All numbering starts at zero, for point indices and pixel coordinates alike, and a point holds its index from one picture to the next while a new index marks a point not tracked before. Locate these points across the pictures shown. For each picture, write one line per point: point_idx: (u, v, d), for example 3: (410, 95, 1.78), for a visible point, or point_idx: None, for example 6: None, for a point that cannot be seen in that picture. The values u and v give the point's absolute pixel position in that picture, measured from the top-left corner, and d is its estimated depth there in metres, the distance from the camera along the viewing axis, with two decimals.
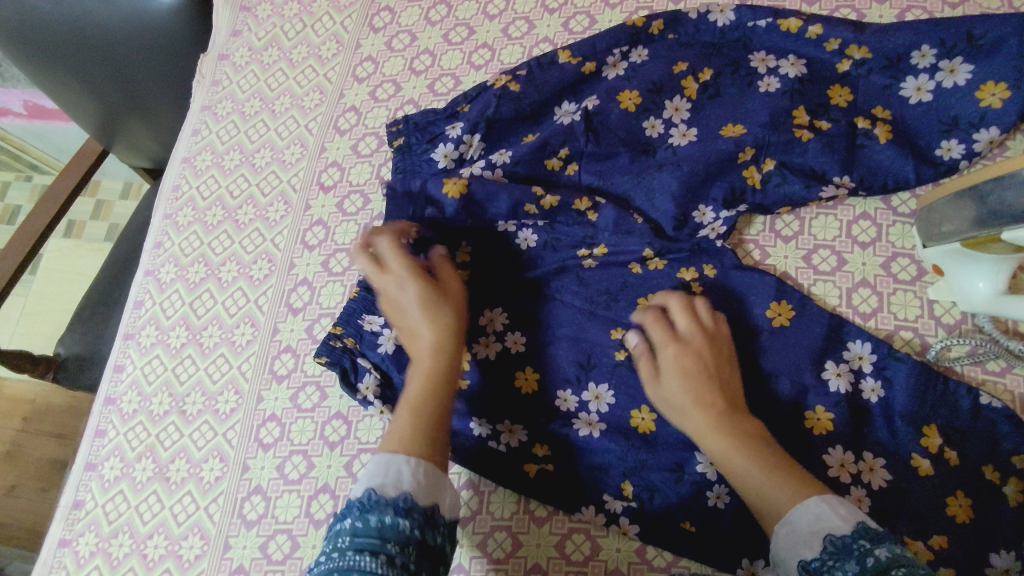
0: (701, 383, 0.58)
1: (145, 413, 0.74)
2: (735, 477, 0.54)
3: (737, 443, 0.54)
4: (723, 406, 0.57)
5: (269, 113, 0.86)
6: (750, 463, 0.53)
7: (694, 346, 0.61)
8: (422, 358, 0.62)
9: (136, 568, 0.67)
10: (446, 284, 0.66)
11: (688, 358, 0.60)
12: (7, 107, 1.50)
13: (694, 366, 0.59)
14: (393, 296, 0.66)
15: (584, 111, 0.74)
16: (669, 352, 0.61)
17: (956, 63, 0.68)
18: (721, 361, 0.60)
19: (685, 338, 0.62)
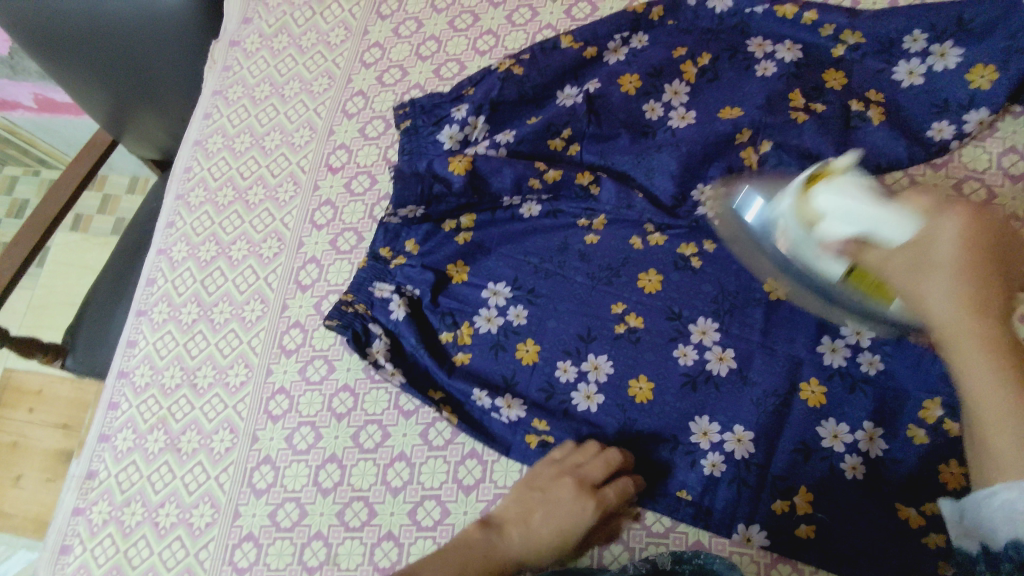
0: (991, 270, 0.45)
1: (157, 386, 0.75)
2: (970, 401, 0.45)
3: (983, 347, 0.44)
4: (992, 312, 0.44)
5: (279, 98, 0.88)
6: (987, 382, 0.43)
7: (982, 225, 0.45)
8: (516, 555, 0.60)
9: (148, 535, 0.69)
10: (559, 484, 0.62)
11: (948, 287, 0.45)
12: (15, 100, 1.50)
13: (963, 254, 0.45)
14: (550, 484, 0.62)
15: (586, 94, 0.77)
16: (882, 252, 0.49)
17: (947, 47, 0.70)
18: (995, 239, 0.45)
19: (925, 238, 0.46)
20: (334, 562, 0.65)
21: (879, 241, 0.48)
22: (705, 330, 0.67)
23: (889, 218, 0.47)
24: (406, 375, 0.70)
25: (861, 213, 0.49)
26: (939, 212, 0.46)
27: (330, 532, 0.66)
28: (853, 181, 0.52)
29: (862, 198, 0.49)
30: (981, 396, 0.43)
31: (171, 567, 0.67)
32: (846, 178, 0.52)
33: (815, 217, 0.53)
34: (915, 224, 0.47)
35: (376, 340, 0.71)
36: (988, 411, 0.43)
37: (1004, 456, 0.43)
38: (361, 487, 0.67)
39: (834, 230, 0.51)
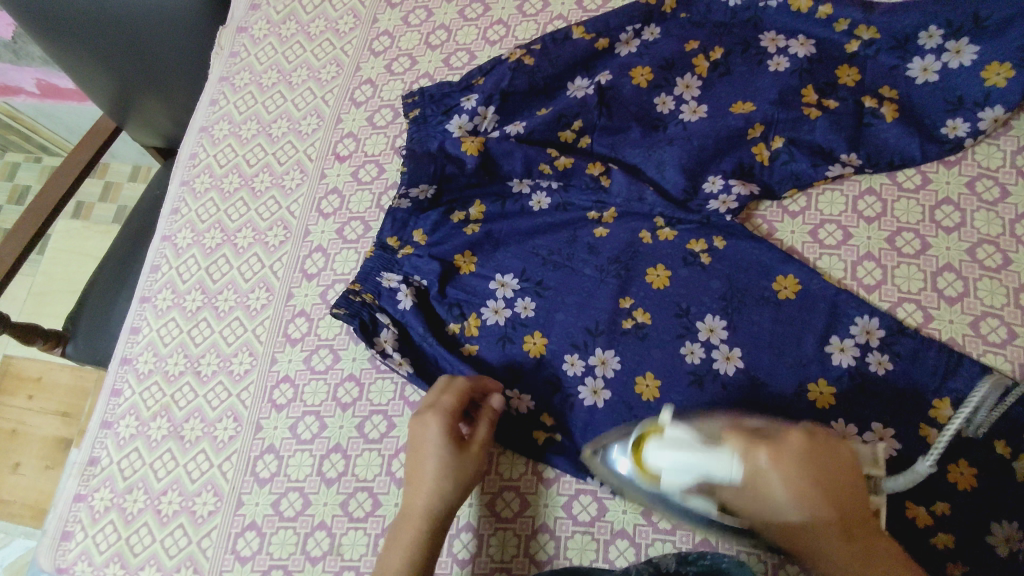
0: (814, 489, 0.48)
1: (160, 373, 0.75)
2: (826, 569, 0.50)
3: (857, 560, 0.49)
4: (837, 512, 0.49)
5: (286, 85, 0.87)
6: (841, 565, 0.49)
7: (797, 481, 0.48)
8: (413, 514, 0.57)
9: (150, 522, 0.69)
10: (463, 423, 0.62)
11: (778, 481, 0.48)
12: (18, 86, 1.47)
13: (798, 487, 0.48)
14: (415, 430, 0.59)
15: (597, 86, 0.76)
16: (771, 467, 0.49)
17: (962, 44, 0.70)
18: (819, 476, 0.49)
19: (757, 480, 0.49)
20: (337, 552, 0.64)
21: (718, 481, 0.50)
22: (713, 328, 0.66)
23: (719, 458, 0.50)
24: (413, 365, 0.69)
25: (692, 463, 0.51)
26: (750, 454, 0.49)
27: (334, 522, 0.65)
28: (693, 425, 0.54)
29: (693, 451, 0.51)
30: (837, 564, 0.49)
31: (173, 555, 0.67)
32: (672, 431, 0.53)
33: (657, 475, 0.54)
34: (741, 468, 0.49)
35: (384, 330, 0.70)
36: (853, 566, 0.49)
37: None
38: (366, 478, 0.66)
39: (673, 481, 0.53)
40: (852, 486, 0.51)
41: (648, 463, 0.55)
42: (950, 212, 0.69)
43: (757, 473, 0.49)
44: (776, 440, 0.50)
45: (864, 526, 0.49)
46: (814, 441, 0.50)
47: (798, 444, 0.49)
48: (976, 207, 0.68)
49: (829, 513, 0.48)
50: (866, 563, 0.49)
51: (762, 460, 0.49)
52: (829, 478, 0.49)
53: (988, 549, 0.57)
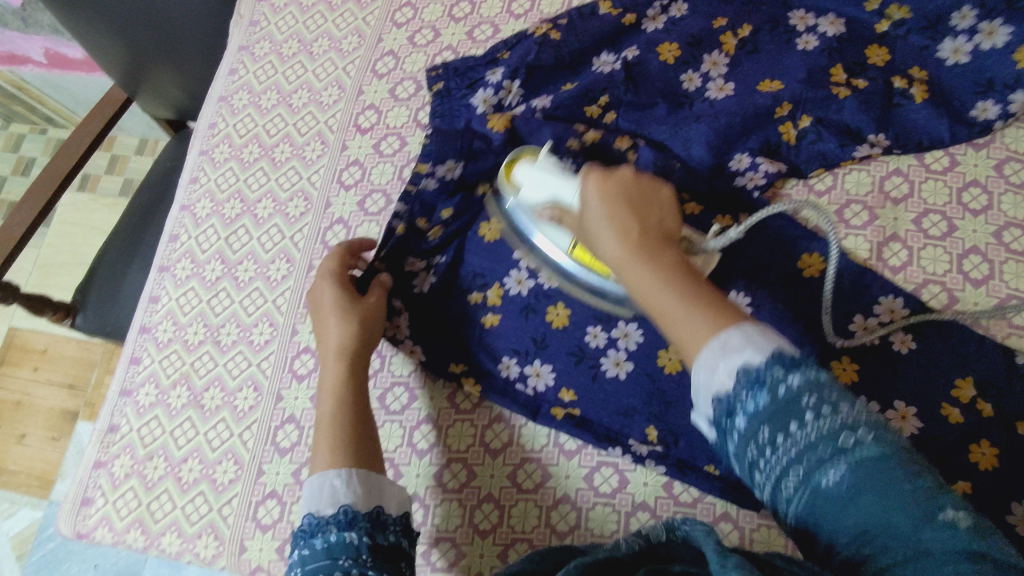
0: (619, 202, 0.54)
1: (180, 342, 0.75)
2: (687, 350, 0.46)
3: (644, 258, 0.50)
4: (650, 231, 0.52)
5: (307, 55, 0.86)
6: (675, 304, 0.47)
7: (621, 217, 0.53)
8: (330, 353, 0.62)
9: (171, 490, 0.69)
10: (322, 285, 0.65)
11: (606, 236, 0.53)
12: (25, 56, 1.43)
13: (606, 201, 0.54)
14: (315, 297, 0.66)
15: (623, 62, 0.75)
16: (588, 181, 0.57)
17: (995, 25, 0.69)
18: (627, 193, 0.55)
19: (584, 202, 0.57)
20: None
21: (563, 203, 0.62)
22: (737, 304, 0.66)
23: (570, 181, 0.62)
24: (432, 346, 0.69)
25: (548, 181, 0.63)
26: (583, 178, 0.58)
27: None
28: (549, 160, 0.65)
29: (552, 172, 0.63)
30: (696, 342, 0.45)
31: (194, 522, 0.67)
32: (545, 158, 0.66)
33: (518, 188, 0.67)
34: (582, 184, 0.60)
35: (378, 268, 0.70)
36: (676, 319, 0.46)
37: (685, 325, 0.46)
38: (387, 449, 0.67)
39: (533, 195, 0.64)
40: (671, 232, 0.55)
41: (515, 176, 0.67)
42: (977, 194, 0.68)
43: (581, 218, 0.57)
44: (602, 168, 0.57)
45: (674, 256, 0.50)
46: (637, 171, 0.57)
47: (626, 171, 0.57)
48: (1003, 190, 0.68)
49: (631, 219, 0.53)
50: (686, 302, 0.46)
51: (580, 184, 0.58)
52: (654, 210, 0.55)
53: (1008, 529, 0.57)
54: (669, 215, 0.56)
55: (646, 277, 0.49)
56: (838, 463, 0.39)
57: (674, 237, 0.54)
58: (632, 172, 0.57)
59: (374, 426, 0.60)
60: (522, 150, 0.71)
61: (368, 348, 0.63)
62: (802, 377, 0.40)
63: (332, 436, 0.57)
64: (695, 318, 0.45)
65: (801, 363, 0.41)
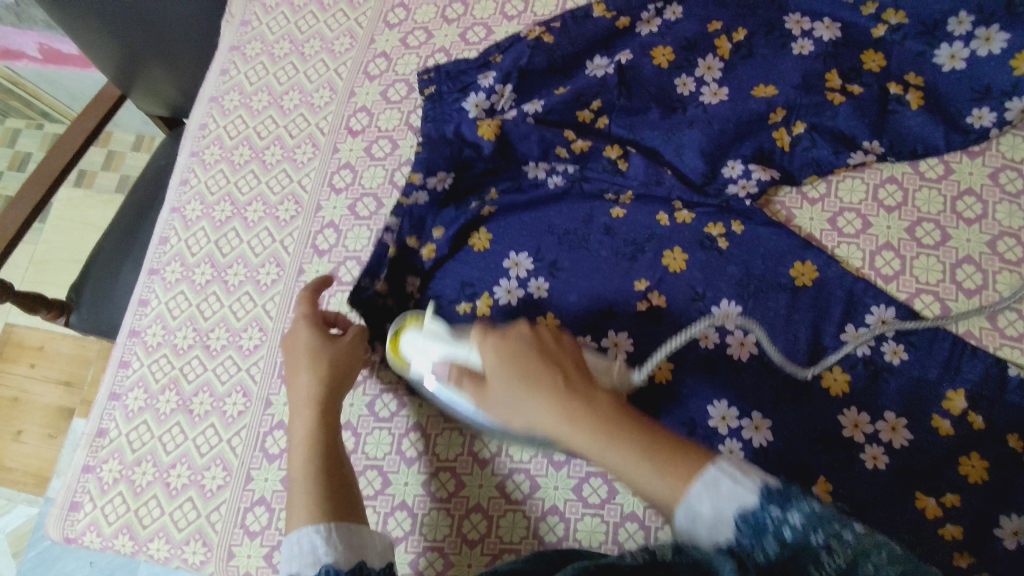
0: (532, 360, 0.52)
1: (169, 346, 0.74)
2: (656, 504, 0.44)
3: (604, 443, 0.46)
4: (569, 390, 0.49)
5: (299, 56, 0.85)
6: (628, 463, 0.44)
7: (542, 387, 0.50)
8: (299, 403, 0.59)
9: (159, 495, 0.69)
10: (296, 325, 0.63)
11: (535, 403, 0.49)
12: (20, 50, 1.43)
13: (518, 371, 0.51)
14: (287, 342, 0.63)
15: (617, 65, 0.75)
16: (488, 354, 0.53)
17: (993, 31, 0.68)
18: (535, 352, 0.52)
19: (493, 374, 0.52)
20: None
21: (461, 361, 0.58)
22: (728, 313, 0.66)
23: (462, 346, 0.58)
24: None
25: (450, 350, 0.59)
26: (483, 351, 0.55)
27: None
28: (435, 324, 0.62)
29: (440, 339, 0.60)
30: (660, 494, 0.42)
31: (182, 528, 0.67)
32: (430, 322, 0.63)
33: (408, 361, 0.63)
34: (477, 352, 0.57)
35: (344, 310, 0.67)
36: (666, 502, 0.42)
37: (651, 479, 0.43)
38: (376, 456, 0.67)
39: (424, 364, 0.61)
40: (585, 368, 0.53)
41: (403, 350, 0.64)
42: (972, 203, 0.68)
43: (482, 386, 0.54)
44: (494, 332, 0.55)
45: (623, 413, 0.47)
46: (538, 333, 0.54)
47: (524, 329, 0.54)
48: (998, 199, 0.67)
49: (551, 376, 0.50)
50: (645, 453, 0.44)
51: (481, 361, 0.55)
52: (569, 368, 0.52)
53: (995, 543, 0.57)
54: (575, 364, 0.53)
55: (611, 453, 0.45)
56: None
57: (586, 374, 0.52)
58: (535, 334, 0.54)
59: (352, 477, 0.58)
60: (407, 313, 0.67)
61: (340, 395, 0.61)
62: (802, 514, 0.37)
63: (308, 491, 0.54)
64: (665, 466, 0.43)
65: (793, 497, 0.38)
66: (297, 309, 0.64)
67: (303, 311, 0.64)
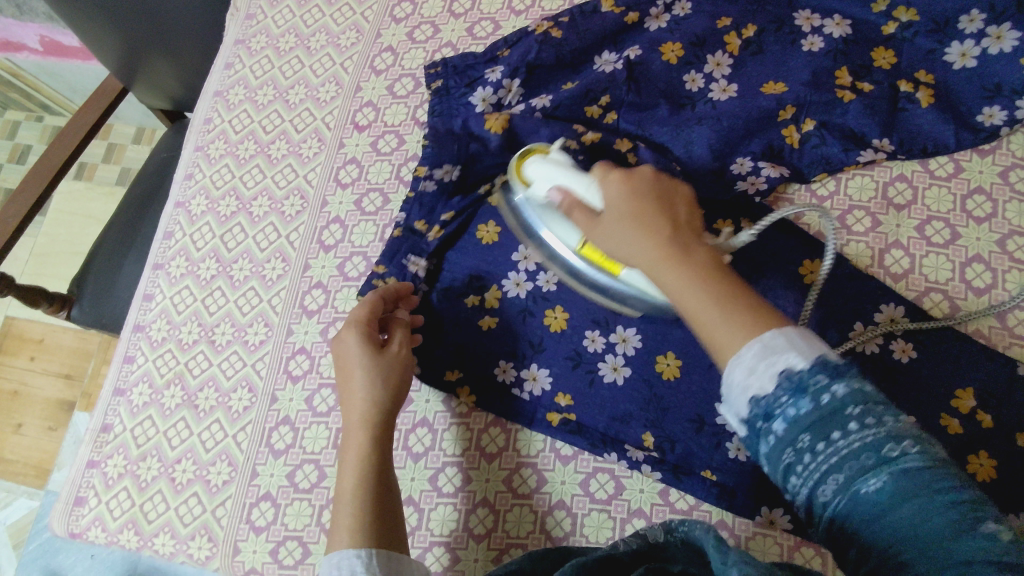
0: (644, 199, 0.51)
1: (174, 341, 0.74)
2: (719, 361, 0.44)
3: (687, 275, 0.46)
4: (673, 235, 0.48)
5: (304, 49, 0.85)
6: (710, 313, 0.44)
7: (648, 224, 0.49)
8: (353, 423, 0.60)
9: (164, 490, 0.68)
10: (348, 334, 0.62)
11: (631, 237, 0.50)
12: (21, 42, 1.42)
13: (635, 204, 0.51)
14: (339, 350, 0.62)
15: (625, 61, 0.74)
16: (607, 184, 0.54)
17: (1004, 29, 0.68)
18: (654, 194, 0.52)
19: (607, 206, 0.53)
20: None
21: (578, 193, 0.57)
22: None
23: (580, 179, 0.58)
24: (424, 359, 0.68)
25: (559, 179, 0.59)
26: (604, 185, 0.55)
27: None
28: (560, 158, 0.62)
29: (563, 169, 0.60)
30: (726, 350, 0.42)
31: (187, 523, 0.67)
32: (556, 154, 0.62)
33: (528, 185, 0.63)
34: (594, 177, 0.57)
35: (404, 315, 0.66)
36: (712, 332, 0.44)
37: (719, 336, 0.43)
38: None
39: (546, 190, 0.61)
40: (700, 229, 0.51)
41: (515, 186, 0.65)
42: (981, 202, 0.67)
43: (598, 216, 0.54)
44: (611, 171, 0.55)
45: (721, 268, 0.46)
46: (657, 174, 0.54)
47: (647, 172, 0.54)
48: (1008, 198, 0.67)
49: (660, 220, 0.49)
50: (724, 309, 0.43)
51: (598, 189, 0.56)
52: (686, 222, 0.50)
53: None
54: (689, 208, 0.52)
55: (689, 289, 0.45)
56: (880, 471, 0.37)
57: (693, 232, 0.50)
58: (655, 175, 0.54)
59: (395, 491, 0.59)
60: (535, 147, 0.67)
61: (392, 405, 0.61)
62: (847, 386, 0.38)
63: (356, 516, 0.54)
64: (735, 317, 0.43)
65: (845, 371, 0.39)
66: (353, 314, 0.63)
67: (357, 317, 0.63)
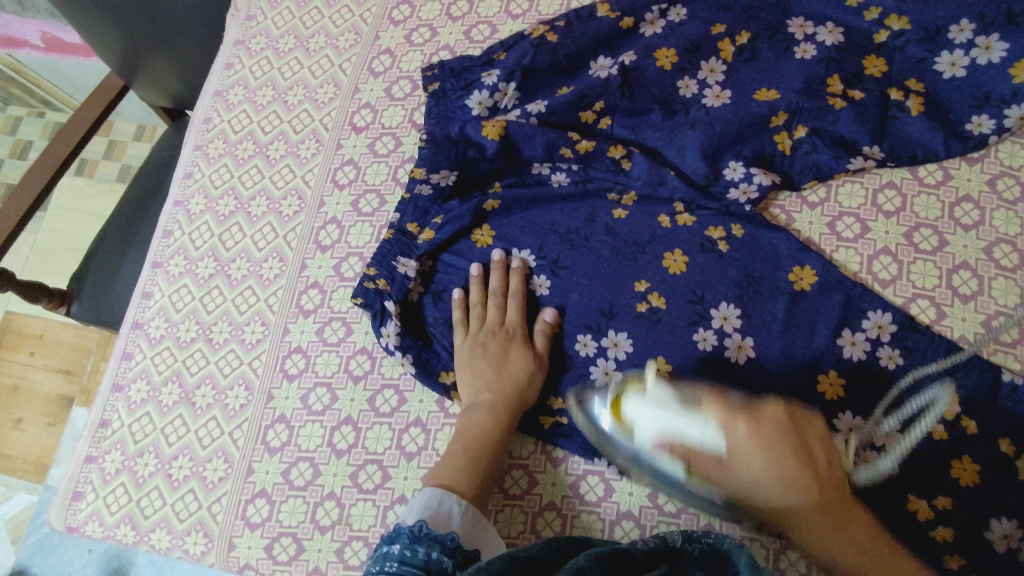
0: (790, 458, 0.50)
1: (172, 339, 0.75)
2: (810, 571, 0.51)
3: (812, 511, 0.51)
4: (812, 475, 0.50)
5: (303, 51, 0.86)
6: None
7: (784, 461, 0.50)
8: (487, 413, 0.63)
9: (161, 486, 0.69)
10: (502, 335, 0.67)
11: (759, 473, 0.50)
12: (23, 39, 1.43)
13: (767, 458, 0.50)
14: (491, 341, 0.67)
15: (620, 67, 0.75)
16: (749, 456, 0.50)
17: (992, 40, 0.68)
18: (794, 449, 0.51)
19: (738, 453, 0.51)
20: (346, 522, 0.65)
21: (692, 443, 0.52)
22: (727, 316, 0.66)
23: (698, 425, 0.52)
24: (418, 361, 0.69)
25: (665, 415, 0.54)
26: (729, 428, 0.52)
27: (343, 492, 0.66)
28: (663, 389, 0.56)
29: (669, 407, 0.54)
30: None
31: (183, 519, 0.68)
32: (654, 385, 0.56)
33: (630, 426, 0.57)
34: (716, 433, 0.51)
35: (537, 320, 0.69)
36: None
37: None
38: (376, 451, 0.67)
39: (646, 434, 0.55)
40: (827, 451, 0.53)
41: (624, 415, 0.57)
42: (969, 210, 0.68)
43: (722, 461, 0.51)
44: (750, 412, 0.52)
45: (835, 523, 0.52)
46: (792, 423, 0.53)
47: (775, 416, 0.52)
48: (996, 206, 0.68)
49: (807, 478, 0.50)
50: None
51: (721, 433, 0.51)
52: (819, 475, 0.51)
53: (986, 547, 0.57)
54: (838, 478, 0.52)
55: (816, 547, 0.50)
56: None
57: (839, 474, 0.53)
58: (790, 429, 0.52)
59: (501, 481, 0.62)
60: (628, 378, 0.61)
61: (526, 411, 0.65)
62: None
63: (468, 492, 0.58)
64: None
65: None
66: (508, 312, 0.68)
67: (515, 321, 0.68)
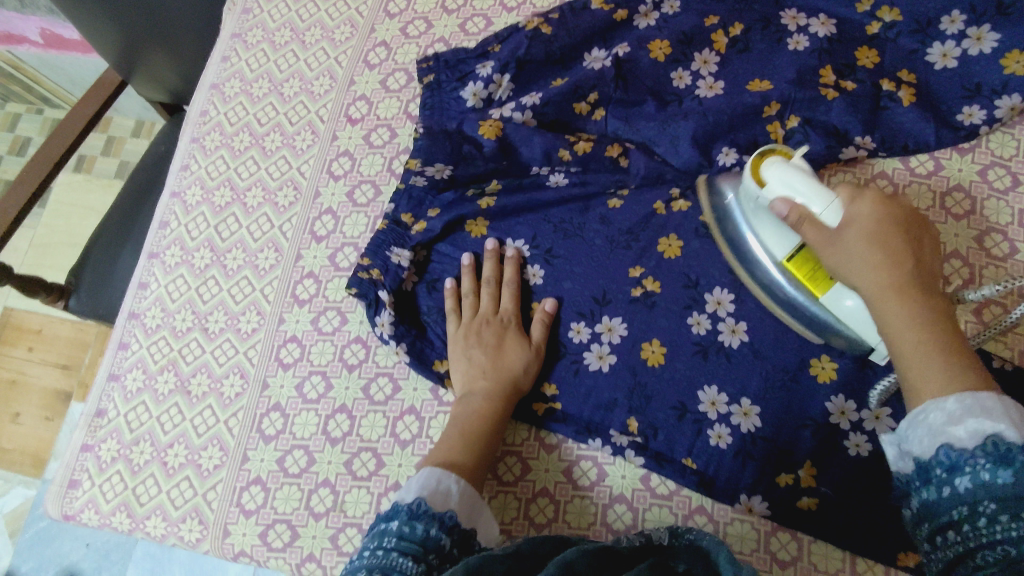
0: (898, 243, 0.52)
1: (168, 328, 0.75)
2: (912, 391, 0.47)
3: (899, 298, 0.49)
4: (914, 279, 0.51)
5: (299, 44, 0.86)
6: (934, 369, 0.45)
7: (893, 259, 0.51)
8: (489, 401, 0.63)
9: (156, 474, 0.70)
10: (505, 326, 0.67)
11: (864, 218, 0.53)
12: (22, 35, 1.43)
13: (863, 232, 0.52)
14: (491, 329, 0.67)
15: (614, 58, 0.75)
16: (861, 206, 0.53)
17: (984, 30, 0.69)
18: (914, 257, 0.52)
19: (846, 226, 0.53)
20: (340, 509, 0.65)
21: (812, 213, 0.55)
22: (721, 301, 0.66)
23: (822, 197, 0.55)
24: (413, 351, 0.69)
25: (801, 186, 0.55)
26: (851, 201, 0.54)
27: (338, 479, 0.66)
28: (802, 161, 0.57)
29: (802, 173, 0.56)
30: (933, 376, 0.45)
31: (179, 506, 0.68)
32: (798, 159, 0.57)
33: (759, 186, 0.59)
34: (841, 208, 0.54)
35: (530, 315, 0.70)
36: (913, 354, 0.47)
37: (928, 372, 0.46)
38: (370, 438, 0.67)
39: (775, 194, 0.57)
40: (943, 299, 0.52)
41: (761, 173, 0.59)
42: (960, 199, 0.69)
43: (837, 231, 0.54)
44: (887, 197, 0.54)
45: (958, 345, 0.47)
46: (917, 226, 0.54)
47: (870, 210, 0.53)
48: (986, 195, 0.69)
49: (892, 275, 0.51)
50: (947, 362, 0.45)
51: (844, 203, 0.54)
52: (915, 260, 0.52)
53: None
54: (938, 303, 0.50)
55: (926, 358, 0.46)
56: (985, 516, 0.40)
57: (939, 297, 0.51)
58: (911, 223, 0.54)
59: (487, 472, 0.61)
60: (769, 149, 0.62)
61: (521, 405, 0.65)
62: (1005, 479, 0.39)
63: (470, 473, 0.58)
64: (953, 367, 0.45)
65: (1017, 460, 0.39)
66: (505, 301, 0.69)
67: (514, 312, 0.68)
